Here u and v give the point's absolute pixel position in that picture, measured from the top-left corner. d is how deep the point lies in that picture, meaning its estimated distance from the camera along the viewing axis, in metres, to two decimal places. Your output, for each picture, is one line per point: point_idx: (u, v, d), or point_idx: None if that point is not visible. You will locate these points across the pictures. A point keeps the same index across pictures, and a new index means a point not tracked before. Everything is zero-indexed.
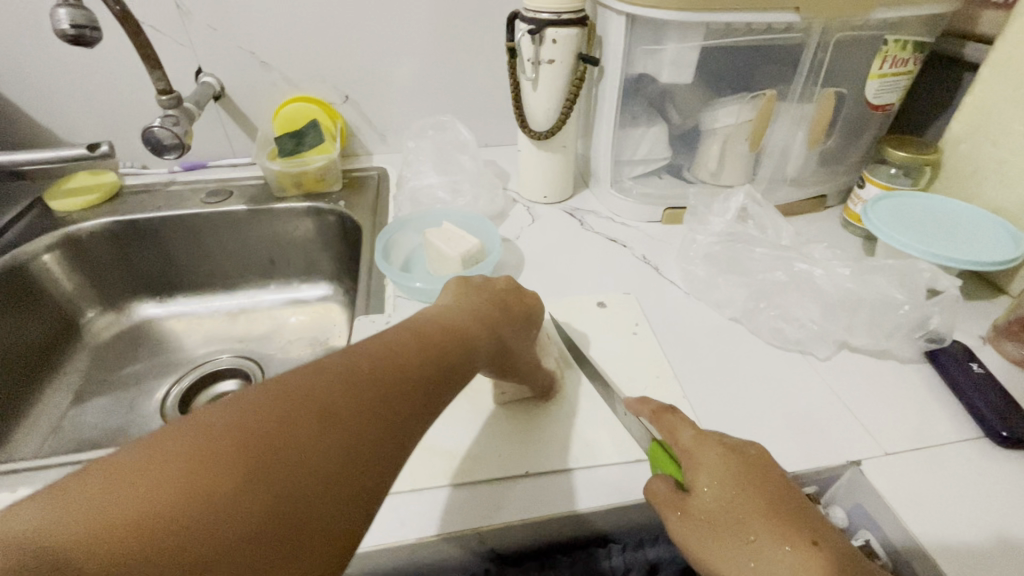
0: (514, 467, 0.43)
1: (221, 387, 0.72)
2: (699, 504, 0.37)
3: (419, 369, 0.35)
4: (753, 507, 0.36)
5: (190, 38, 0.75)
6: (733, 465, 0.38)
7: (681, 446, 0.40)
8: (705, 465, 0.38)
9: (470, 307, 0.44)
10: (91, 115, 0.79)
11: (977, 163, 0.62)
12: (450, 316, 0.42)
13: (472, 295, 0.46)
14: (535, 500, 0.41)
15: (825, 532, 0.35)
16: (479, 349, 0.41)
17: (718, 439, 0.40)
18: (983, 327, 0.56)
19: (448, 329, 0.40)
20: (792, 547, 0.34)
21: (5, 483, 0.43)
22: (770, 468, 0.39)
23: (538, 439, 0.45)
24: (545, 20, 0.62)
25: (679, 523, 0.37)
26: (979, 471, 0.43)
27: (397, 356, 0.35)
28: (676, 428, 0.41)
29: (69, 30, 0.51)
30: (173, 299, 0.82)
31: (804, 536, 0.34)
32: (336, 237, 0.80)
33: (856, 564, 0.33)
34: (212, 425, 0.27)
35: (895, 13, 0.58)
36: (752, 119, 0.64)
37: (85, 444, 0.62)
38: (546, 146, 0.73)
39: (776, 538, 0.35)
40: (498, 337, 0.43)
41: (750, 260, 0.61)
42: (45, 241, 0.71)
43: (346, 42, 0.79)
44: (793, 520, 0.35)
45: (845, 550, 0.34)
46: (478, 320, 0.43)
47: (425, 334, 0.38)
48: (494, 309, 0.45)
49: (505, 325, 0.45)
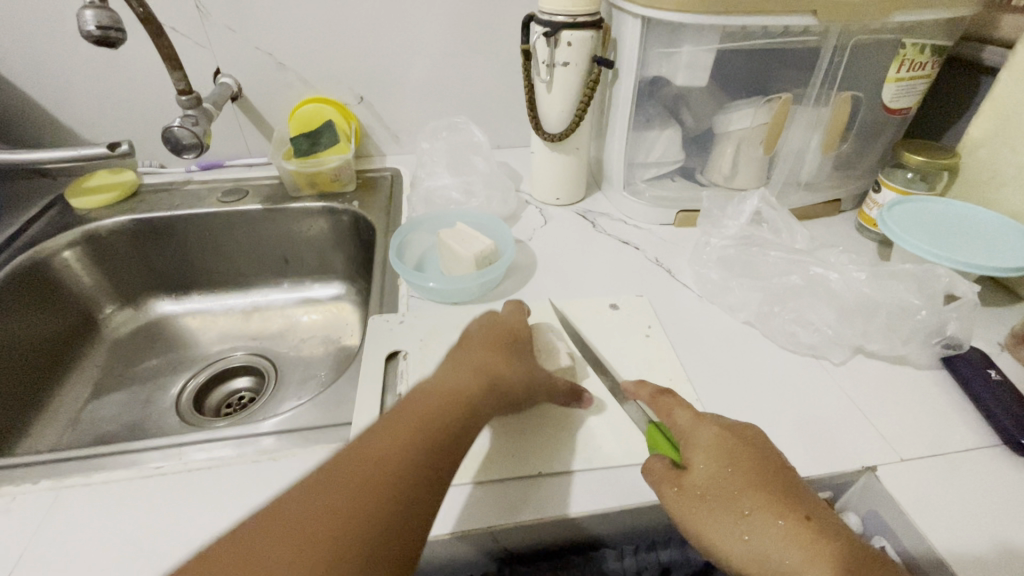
0: (526, 467, 0.43)
1: (234, 384, 0.74)
2: (695, 479, 0.39)
3: (416, 454, 0.35)
4: (748, 482, 0.38)
5: (208, 39, 0.76)
6: (729, 445, 0.40)
7: (678, 427, 0.42)
8: (703, 445, 0.40)
9: (467, 362, 0.43)
10: (111, 114, 0.81)
11: (996, 168, 0.61)
12: (445, 378, 0.41)
13: (467, 349, 0.45)
14: (546, 501, 0.41)
15: (817, 508, 0.37)
16: (483, 410, 0.40)
17: (715, 421, 0.42)
18: (1001, 333, 0.55)
19: (445, 395, 0.39)
20: (785, 520, 0.36)
21: (28, 474, 0.44)
22: (765, 445, 0.40)
23: (550, 438, 0.46)
24: (560, 23, 0.62)
25: (675, 498, 0.39)
26: (997, 479, 0.43)
27: (390, 447, 0.35)
28: (673, 409, 0.43)
29: (95, 31, 0.52)
30: (189, 296, 0.83)
31: (798, 511, 0.36)
32: (349, 237, 0.81)
33: (846, 538, 0.35)
34: (207, 559, 0.29)
35: (914, 17, 0.57)
36: (767, 122, 0.64)
37: (103, 436, 0.62)
38: (560, 148, 0.73)
39: (769, 513, 0.36)
40: (500, 387, 0.42)
41: (764, 263, 0.60)
42: (66, 237, 0.73)
43: (362, 43, 0.80)
44: (787, 497, 0.37)
45: (836, 524, 0.36)
46: (478, 373, 0.41)
47: (421, 410, 0.38)
48: (496, 356, 0.43)
49: (506, 367, 0.43)
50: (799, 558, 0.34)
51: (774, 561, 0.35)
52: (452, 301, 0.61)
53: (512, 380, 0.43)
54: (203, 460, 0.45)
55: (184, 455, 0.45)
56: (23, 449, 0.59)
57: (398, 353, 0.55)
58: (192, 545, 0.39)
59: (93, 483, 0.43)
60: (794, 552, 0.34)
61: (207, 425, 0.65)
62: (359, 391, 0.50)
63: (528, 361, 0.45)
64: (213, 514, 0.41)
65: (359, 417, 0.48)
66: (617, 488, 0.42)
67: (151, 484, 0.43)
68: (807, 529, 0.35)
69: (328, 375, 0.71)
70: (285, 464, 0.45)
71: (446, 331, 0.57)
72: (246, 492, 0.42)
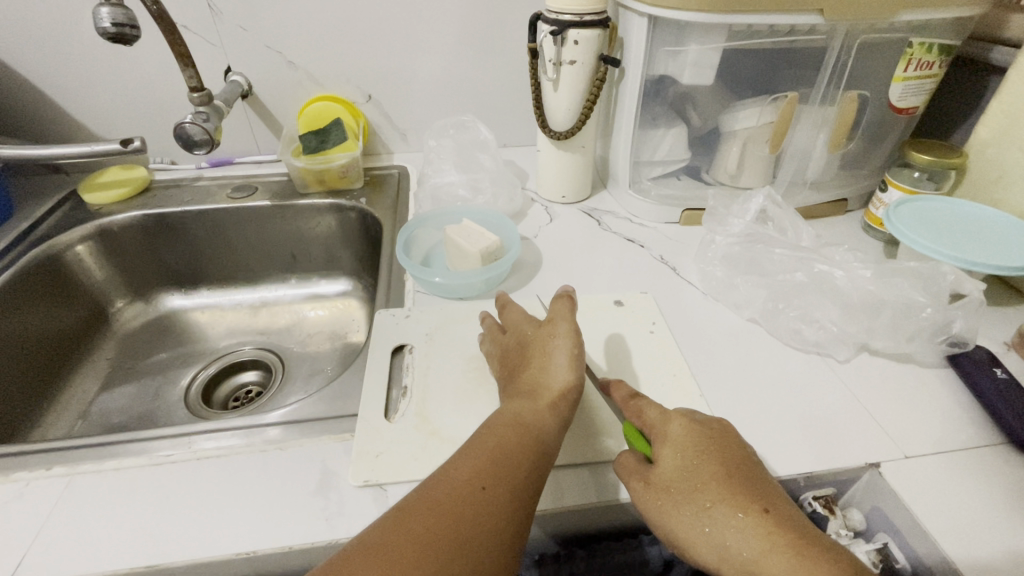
0: (567, 456, 0.44)
1: (242, 378, 0.75)
2: (661, 473, 0.39)
3: (490, 477, 0.37)
4: (711, 475, 0.38)
5: (219, 37, 0.77)
6: (696, 438, 0.40)
7: (647, 421, 0.43)
8: (671, 438, 0.41)
9: (514, 389, 0.45)
10: (124, 111, 0.82)
11: (1003, 168, 0.61)
12: (501, 408, 0.44)
13: (512, 375, 0.47)
14: (585, 488, 0.42)
15: (780, 503, 0.37)
16: (543, 424, 0.41)
17: (684, 416, 0.42)
18: (1008, 333, 0.55)
19: (504, 421, 0.41)
20: (745, 513, 0.36)
21: (41, 460, 0.45)
22: (733, 440, 0.41)
23: (584, 427, 0.46)
24: (567, 21, 0.63)
25: (643, 491, 0.39)
26: (1002, 478, 0.43)
27: (463, 474, 0.37)
28: (643, 409, 0.43)
29: (110, 29, 0.52)
30: (198, 291, 0.84)
31: (758, 504, 0.36)
32: (357, 234, 0.82)
33: (804, 530, 0.35)
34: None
35: (922, 16, 0.57)
36: (774, 121, 0.64)
37: (112, 428, 0.63)
38: (566, 146, 0.73)
39: (730, 505, 0.36)
40: (547, 394, 0.44)
41: (770, 261, 0.60)
42: (80, 232, 0.74)
43: (370, 42, 0.80)
44: (748, 491, 0.37)
45: (796, 518, 0.36)
46: (523, 397, 0.44)
47: (487, 437, 0.40)
48: (535, 371, 0.46)
49: (546, 374, 0.45)
50: (756, 550, 0.35)
51: (733, 553, 0.35)
52: (459, 296, 0.62)
53: (553, 381, 0.44)
54: (212, 448, 0.46)
55: (192, 444, 0.46)
56: (35, 438, 0.60)
57: (405, 347, 0.55)
58: (199, 533, 0.40)
59: (105, 470, 0.44)
60: (752, 544, 0.35)
61: (215, 418, 0.66)
62: (365, 384, 0.51)
63: (555, 351, 0.46)
64: (221, 502, 0.42)
65: (365, 409, 0.48)
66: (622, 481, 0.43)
67: (160, 472, 0.44)
68: (766, 521, 0.35)
69: (334, 369, 0.72)
70: (292, 454, 0.45)
71: (452, 326, 0.57)
72: (254, 481, 0.43)
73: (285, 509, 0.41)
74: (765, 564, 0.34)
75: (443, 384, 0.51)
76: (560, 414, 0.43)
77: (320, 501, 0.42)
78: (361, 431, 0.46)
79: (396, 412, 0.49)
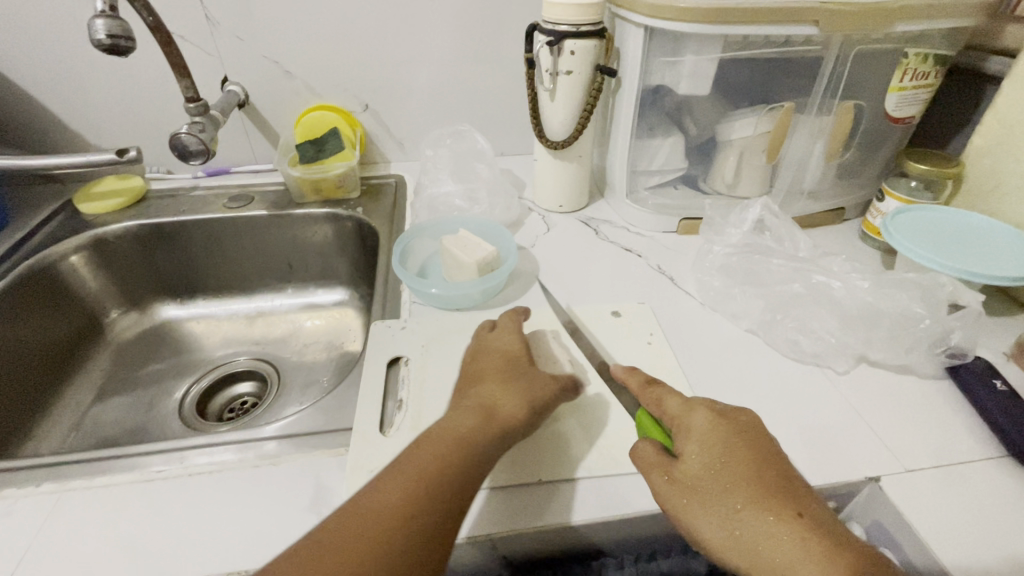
0: (499, 477, 0.43)
1: (236, 389, 0.74)
2: (686, 469, 0.39)
3: (420, 504, 0.36)
4: (741, 475, 0.38)
5: (216, 47, 0.77)
6: (722, 434, 0.40)
7: (671, 414, 0.42)
8: (696, 432, 0.40)
9: (466, 402, 0.44)
10: (121, 121, 0.82)
11: (1000, 177, 0.61)
12: (446, 421, 0.42)
13: (469, 388, 0.46)
14: (522, 510, 0.41)
15: (813, 506, 0.36)
16: (485, 451, 0.40)
17: (708, 408, 0.42)
18: (1007, 343, 0.55)
19: (448, 438, 0.40)
20: (777, 516, 0.35)
21: (30, 477, 0.44)
22: (760, 437, 0.40)
23: (554, 446, 0.45)
24: (564, 32, 0.63)
25: (664, 485, 0.39)
26: (1002, 491, 0.42)
27: (395, 499, 0.36)
28: (663, 399, 0.44)
29: (105, 40, 0.52)
30: (193, 301, 0.84)
31: (790, 508, 0.36)
32: (353, 243, 0.81)
33: (837, 535, 0.35)
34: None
35: (917, 27, 0.57)
36: (770, 130, 0.64)
37: (105, 440, 0.62)
38: (562, 155, 0.73)
39: (762, 508, 0.36)
40: (500, 418, 0.42)
41: (767, 271, 0.60)
42: (74, 242, 0.74)
43: (367, 52, 0.81)
44: (779, 493, 0.37)
45: (829, 522, 0.35)
46: (476, 413, 0.42)
47: (424, 455, 0.39)
48: (494, 391, 0.44)
49: (507, 398, 0.44)
50: (790, 555, 0.34)
51: (765, 556, 0.35)
52: (456, 307, 0.61)
53: (508, 406, 0.43)
54: (205, 464, 0.45)
55: (185, 459, 0.45)
56: (27, 452, 0.60)
57: (400, 359, 0.55)
58: (190, 551, 0.39)
59: (96, 486, 0.44)
60: (785, 550, 0.34)
61: (210, 431, 0.65)
62: (360, 397, 0.50)
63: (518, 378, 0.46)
64: (214, 518, 0.41)
65: (360, 423, 0.48)
66: (621, 495, 0.42)
67: (151, 489, 0.43)
68: (799, 526, 0.35)
69: (330, 380, 0.71)
70: (285, 469, 0.45)
71: (447, 337, 0.57)
72: (247, 497, 0.42)
73: (278, 525, 0.40)
74: (798, 570, 0.33)
75: (439, 397, 0.50)
76: (505, 442, 0.42)
77: (313, 517, 0.41)
78: (356, 445, 0.46)
79: (391, 425, 0.48)
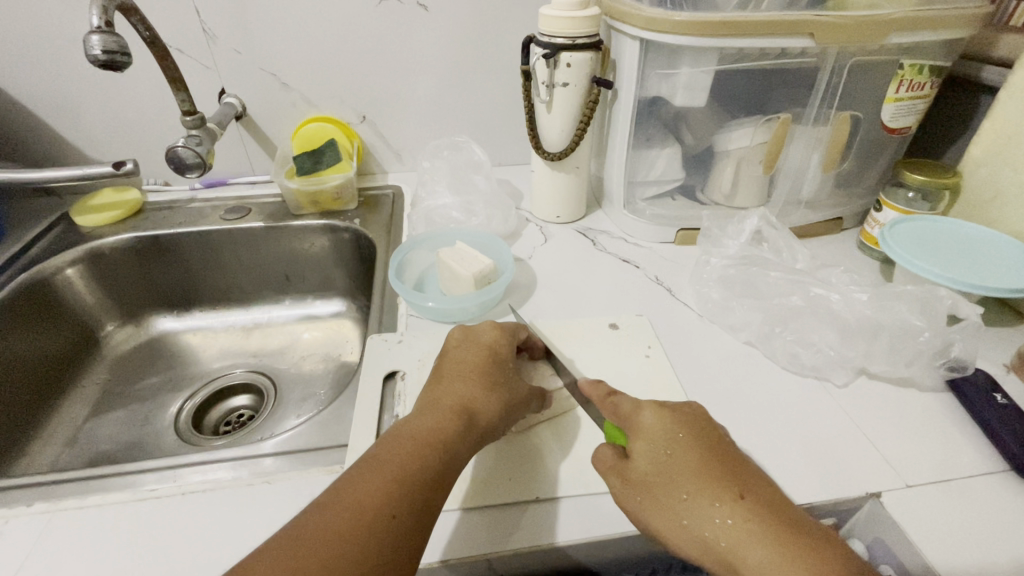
0: (473, 498, 0.42)
1: (232, 403, 0.73)
2: (637, 467, 0.39)
3: (400, 504, 0.35)
4: (685, 465, 0.38)
5: (214, 60, 0.77)
6: (668, 428, 0.40)
7: (622, 414, 0.42)
8: (644, 429, 0.40)
9: (441, 400, 0.44)
10: (118, 134, 0.82)
11: (997, 188, 0.61)
12: (420, 418, 0.42)
13: (445, 382, 0.46)
14: (500, 531, 0.41)
15: (755, 488, 0.37)
16: (461, 454, 0.40)
17: (654, 405, 0.42)
18: (1008, 355, 0.55)
19: (424, 437, 0.40)
20: (721, 503, 0.36)
21: (22, 497, 0.44)
22: (703, 424, 0.41)
23: (539, 461, 0.45)
24: (559, 44, 0.63)
25: (620, 489, 0.39)
26: (1006, 506, 0.42)
27: (372, 500, 0.35)
28: (614, 400, 0.43)
29: (101, 55, 0.52)
30: (189, 313, 0.83)
31: (732, 492, 0.36)
32: (351, 254, 0.81)
33: (778, 511, 0.35)
34: None
35: (912, 39, 0.57)
36: (767, 141, 0.64)
37: (99, 457, 0.62)
38: (559, 166, 0.73)
39: (707, 496, 0.36)
40: (479, 425, 0.42)
41: (765, 284, 0.60)
42: (70, 255, 0.74)
43: (365, 65, 0.81)
44: (722, 477, 0.37)
45: (770, 501, 0.36)
46: (454, 413, 0.42)
47: (402, 455, 0.38)
48: (474, 391, 0.44)
49: (487, 401, 0.44)
50: (736, 538, 0.34)
51: (713, 543, 0.35)
52: (453, 320, 0.61)
53: (489, 409, 0.43)
54: (199, 483, 0.45)
55: (179, 478, 0.45)
56: (20, 469, 0.59)
57: (396, 373, 0.54)
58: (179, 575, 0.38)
59: (87, 506, 0.43)
60: (730, 534, 0.35)
61: (206, 445, 0.65)
62: (356, 413, 0.50)
63: (498, 381, 0.46)
64: (205, 539, 0.40)
65: (355, 440, 0.47)
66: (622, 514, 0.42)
67: (144, 509, 0.43)
68: (742, 511, 0.35)
69: (327, 393, 0.71)
70: (279, 488, 0.44)
71: None
72: (239, 517, 0.42)
73: None
74: (745, 554, 0.34)
75: None
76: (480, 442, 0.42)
77: None
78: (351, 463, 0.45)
79: None
